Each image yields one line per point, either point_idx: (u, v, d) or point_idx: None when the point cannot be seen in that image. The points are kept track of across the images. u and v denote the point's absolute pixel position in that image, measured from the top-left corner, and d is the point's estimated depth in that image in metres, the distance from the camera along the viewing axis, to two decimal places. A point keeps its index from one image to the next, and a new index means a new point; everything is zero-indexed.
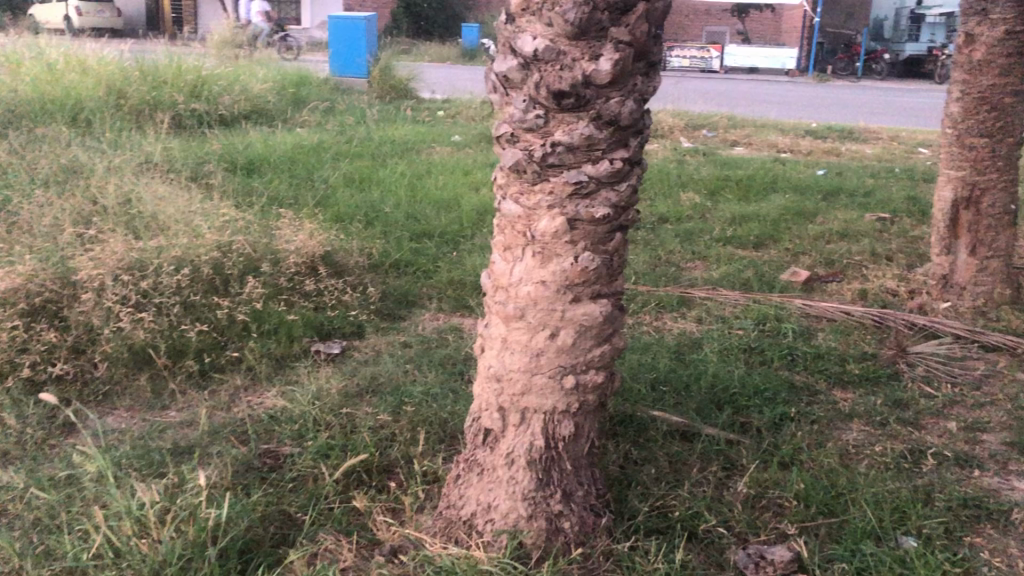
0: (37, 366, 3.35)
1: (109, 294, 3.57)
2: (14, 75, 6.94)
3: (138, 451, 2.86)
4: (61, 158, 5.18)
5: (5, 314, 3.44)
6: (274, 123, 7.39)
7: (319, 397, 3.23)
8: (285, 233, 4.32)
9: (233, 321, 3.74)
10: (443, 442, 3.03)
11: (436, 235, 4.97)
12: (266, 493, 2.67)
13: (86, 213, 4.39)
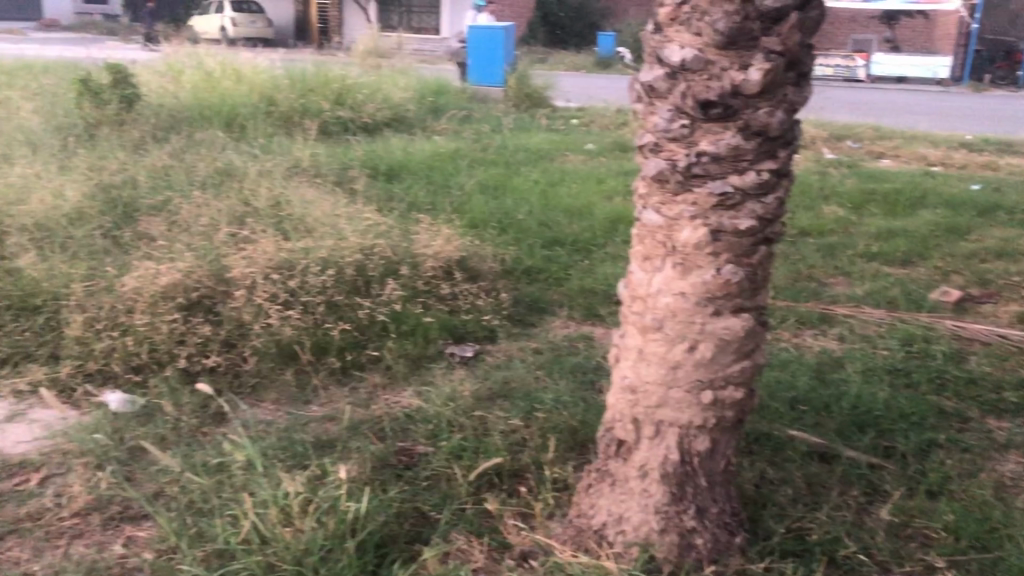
0: (193, 357, 3.56)
1: (260, 292, 3.76)
2: (177, 84, 7.39)
3: (282, 442, 2.99)
4: (218, 162, 5.48)
5: (167, 309, 3.67)
6: (414, 131, 7.59)
7: (453, 398, 3.29)
8: (423, 238, 4.39)
9: (373, 321, 3.86)
10: (574, 450, 3.03)
11: (570, 243, 4.99)
12: (401, 490, 2.75)
13: (239, 213, 4.62)
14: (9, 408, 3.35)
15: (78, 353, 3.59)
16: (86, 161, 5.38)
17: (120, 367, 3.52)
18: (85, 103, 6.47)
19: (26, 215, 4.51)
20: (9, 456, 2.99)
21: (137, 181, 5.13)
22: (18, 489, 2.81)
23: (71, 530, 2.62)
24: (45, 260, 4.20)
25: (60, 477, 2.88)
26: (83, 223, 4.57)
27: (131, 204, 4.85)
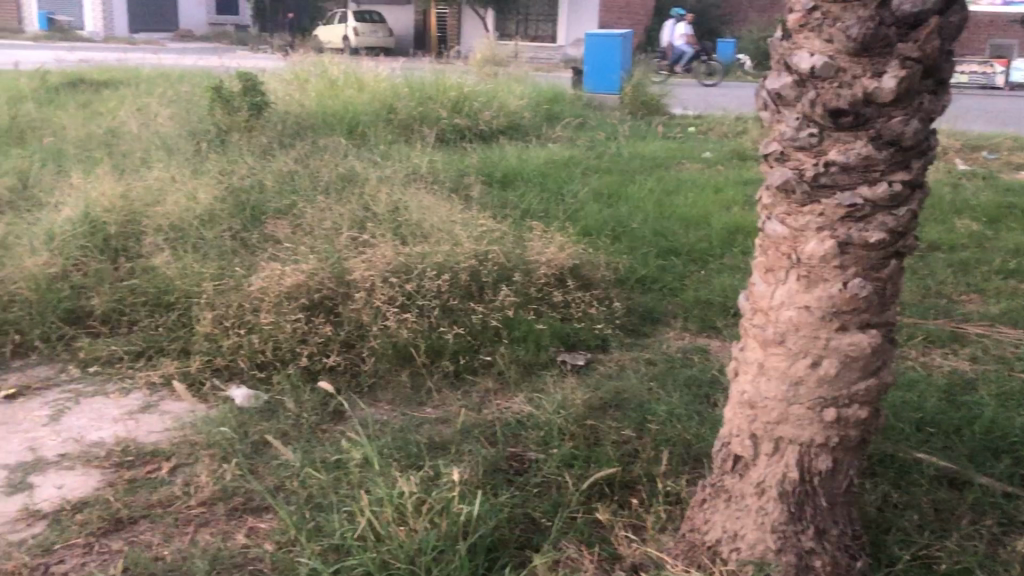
0: (314, 355, 3.68)
1: (379, 294, 3.86)
2: (303, 92, 7.67)
3: (397, 442, 3.05)
4: (339, 168, 5.65)
5: (290, 309, 3.81)
6: (529, 138, 7.63)
7: (565, 406, 3.27)
8: (537, 245, 4.40)
9: (486, 326, 3.89)
10: (687, 464, 2.98)
11: (685, 253, 4.92)
12: (513, 495, 2.77)
13: (359, 218, 4.75)
14: (143, 399, 3.54)
15: (208, 348, 3.76)
16: (218, 166, 5.63)
17: (246, 364, 3.67)
18: (217, 110, 6.77)
19: (162, 217, 4.75)
20: (143, 445, 3.15)
21: (264, 185, 5.34)
22: (150, 476, 2.96)
23: (198, 518, 2.74)
24: (178, 259, 4.42)
25: (188, 467, 3.01)
26: (214, 224, 4.78)
27: (258, 207, 5.04)
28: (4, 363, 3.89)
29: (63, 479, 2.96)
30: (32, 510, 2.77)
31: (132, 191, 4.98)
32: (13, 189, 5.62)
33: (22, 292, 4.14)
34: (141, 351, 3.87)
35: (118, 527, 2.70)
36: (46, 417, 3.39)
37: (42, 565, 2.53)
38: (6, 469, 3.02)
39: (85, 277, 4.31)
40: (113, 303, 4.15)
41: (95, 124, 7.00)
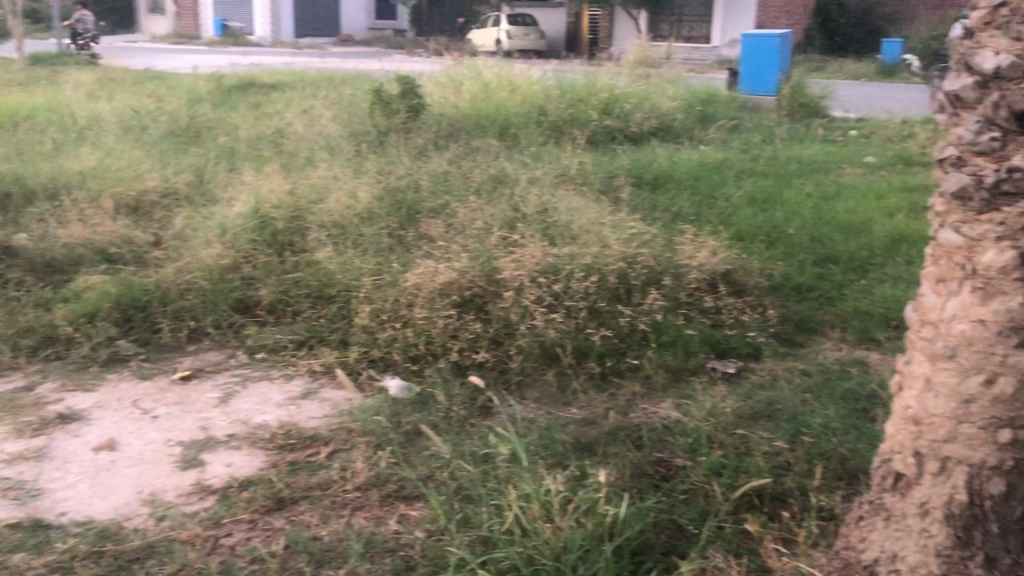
0: (464, 351, 3.77)
1: (527, 294, 3.91)
2: (457, 94, 7.86)
3: (544, 440, 3.09)
4: (491, 169, 5.75)
5: (442, 305, 3.92)
6: (680, 141, 7.53)
7: (714, 414, 3.22)
8: (687, 249, 4.34)
9: (634, 329, 3.88)
10: (842, 480, 2.88)
11: (844, 261, 4.74)
12: (658, 500, 2.75)
13: (510, 218, 4.82)
14: (304, 386, 3.72)
15: (364, 340, 3.92)
16: (377, 166, 5.85)
17: (400, 356, 3.79)
18: (376, 112, 7.02)
19: (325, 215, 4.98)
20: (304, 429, 3.32)
21: (419, 185, 5.50)
22: (310, 459, 3.11)
23: (353, 502, 2.86)
24: (339, 254, 4.62)
25: (344, 453, 3.15)
26: (373, 222, 4.97)
27: (413, 206, 5.19)
28: (180, 346, 4.17)
29: (231, 458, 3.15)
30: (203, 485, 2.97)
31: (298, 189, 5.24)
32: (191, 185, 6.02)
33: (198, 281, 4.44)
34: (303, 341, 4.08)
35: (280, 506, 2.85)
36: (217, 399, 3.62)
37: (212, 536, 2.70)
38: (181, 445, 3.25)
39: (254, 269, 4.57)
40: (278, 294, 4.38)
41: (264, 125, 7.40)
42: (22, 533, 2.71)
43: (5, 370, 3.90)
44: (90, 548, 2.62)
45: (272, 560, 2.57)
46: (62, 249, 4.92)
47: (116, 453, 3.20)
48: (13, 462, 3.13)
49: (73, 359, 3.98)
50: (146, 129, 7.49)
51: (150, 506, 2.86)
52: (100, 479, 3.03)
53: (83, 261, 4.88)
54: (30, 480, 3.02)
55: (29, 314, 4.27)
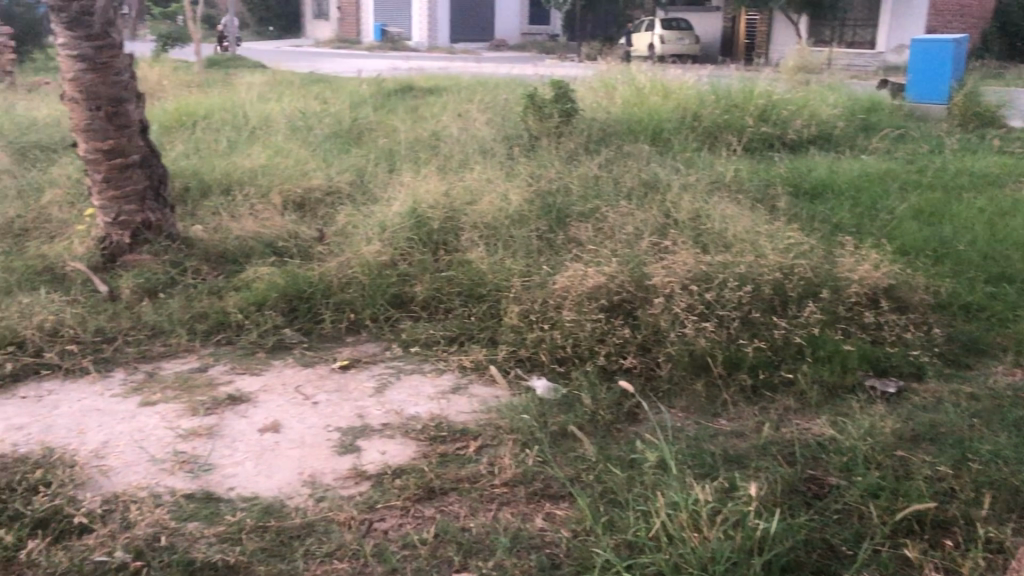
0: (612, 355, 3.77)
1: (678, 301, 3.89)
2: (610, 99, 7.86)
3: (691, 449, 3.06)
4: (643, 174, 5.73)
5: (591, 308, 3.94)
6: (841, 150, 7.25)
7: (872, 434, 3.10)
8: (848, 262, 4.20)
9: (788, 342, 3.79)
10: (1013, 512, 2.71)
11: (1020, 281, 4.45)
12: (810, 518, 2.68)
13: (662, 224, 4.80)
14: (454, 380, 3.83)
15: (513, 340, 3.99)
16: (529, 169, 5.93)
17: (547, 357, 3.84)
18: (530, 116, 7.11)
19: (478, 215, 5.10)
20: (454, 423, 3.41)
21: (570, 188, 5.53)
22: (459, 453, 3.20)
23: (501, 497, 2.92)
24: (491, 255, 4.74)
25: (492, 448, 3.22)
26: (524, 224, 5.04)
27: (564, 209, 5.23)
28: (340, 337, 4.37)
29: (385, 446, 3.28)
30: (359, 470, 3.10)
31: (453, 191, 5.38)
32: (352, 184, 6.28)
33: (358, 276, 4.63)
34: (455, 337, 4.19)
35: (430, 495, 2.94)
36: (373, 388, 3.77)
37: (366, 520, 2.81)
38: (339, 431, 3.40)
39: (409, 267, 4.73)
40: (432, 291, 4.52)
41: (422, 127, 7.64)
42: (195, 503, 2.91)
43: (182, 351, 4.18)
44: (255, 522, 2.78)
45: (423, 547, 2.66)
46: (235, 242, 5.24)
47: (280, 435, 3.39)
48: (188, 438, 3.37)
49: (243, 344, 4.24)
50: (312, 130, 7.86)
51: (310, 487, 3.02)
52: (264, 458, 3.22)
53: (254, 254, 5.18)
54: (203, 455, 3.23)
55: (204, 300, 4.57)
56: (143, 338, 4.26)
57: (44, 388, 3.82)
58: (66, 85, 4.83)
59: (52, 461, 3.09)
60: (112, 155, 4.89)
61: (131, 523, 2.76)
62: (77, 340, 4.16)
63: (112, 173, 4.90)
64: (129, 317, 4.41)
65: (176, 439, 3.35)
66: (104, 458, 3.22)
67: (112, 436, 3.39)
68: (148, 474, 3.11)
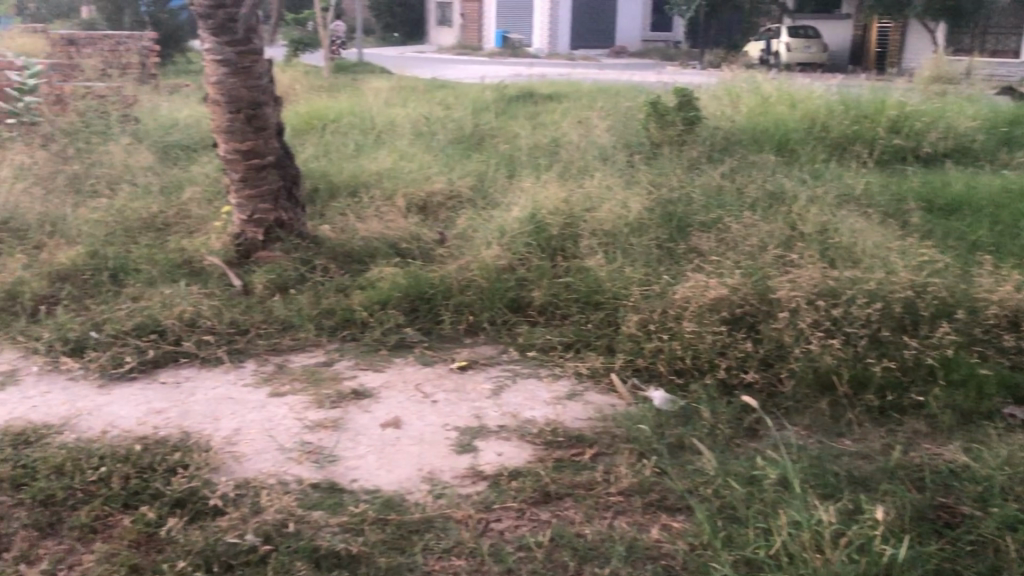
0: (732, 369, 3.72)
1: (803, 316, 3.79)
2: (734, 107, 7.73)
3: (814, 468, 3.00)
4: (768, 185, 5.62)
5: (712, 320, 3.89)
6: (980, 164, 6.91)
7: (1009, 463, 2.96)
8: (986, 282, 4.01)
9: (920, 363, 3.65)
10: None
11: None
12: (941, 548, 2.58)
13: (788, 237, 4.70)
14: (570, 387, 3.84)
15: (631, 349, 3.97)
16: (650, 177, 5.90)
17: (665, 368, 3.81)
18: (651, 124, 7.02)
19: (597, 223, 5.10)
20: (570, 429, 3.43)
21: (691, 198, 5.47)
22: (575, 459, 3.21)
23: (616, 506, 2.92)
24: (609, 263, 4.73)
25: (609, 457, 3.22)
26: (643, 233, 5.02)
27: (684, 219, 5.17)
28: (458, 338, 4.45)
29: (502, 448, 3.32)
30: (477, 470, 3.15)
31: (573, 197, 5.40)
32: (473, 189, 6.39)
33: (476, 279, 4.69)
34: (571, 343, 4.21)
35: (546, 499, 2.97)
36: (490, 390, 3.83)
37: (484, 519, 2.86)
38: (457, 430, 3.47)
39: (528, 271, 4.78)
40: (550, 297, 4.56)
41: (543, 133, 7.69)
42: (320, 493, 3.02)
43: (309, 346, 4.35)
44: (377, 514, 2.86)
45: (538, 550, 2.69)
46: (360, 242, 5.41)
47: (401, 431, 3.48)
48: (314, 429, 3.50)
49: (366, 341, 4.37)
50: (435, 135, 8.02)
51: (429, 484, 3.09)
52: (386, 453, 3.31)
53: (378, 254, 5.33)
54: (329, 446, 3.35)
55: (331, 298, 4.73)
56: (274, 331, 4.44)
57: (182, 375, 4.04)
58: (209, 89, 5.08)
59: (190, 444, 3.27)
60: (250, 156, 5.11)
61: (261, 509, 2.88)
62: (213, 330, 4.37)
63: (249, 173, 5.12)
64: (260, 310, 4.61)
65: (303, 430, 3.49)
66: (236, 445, 3.37)
67: (244, 424, 3.55)
68: (276, 462, 3.24)
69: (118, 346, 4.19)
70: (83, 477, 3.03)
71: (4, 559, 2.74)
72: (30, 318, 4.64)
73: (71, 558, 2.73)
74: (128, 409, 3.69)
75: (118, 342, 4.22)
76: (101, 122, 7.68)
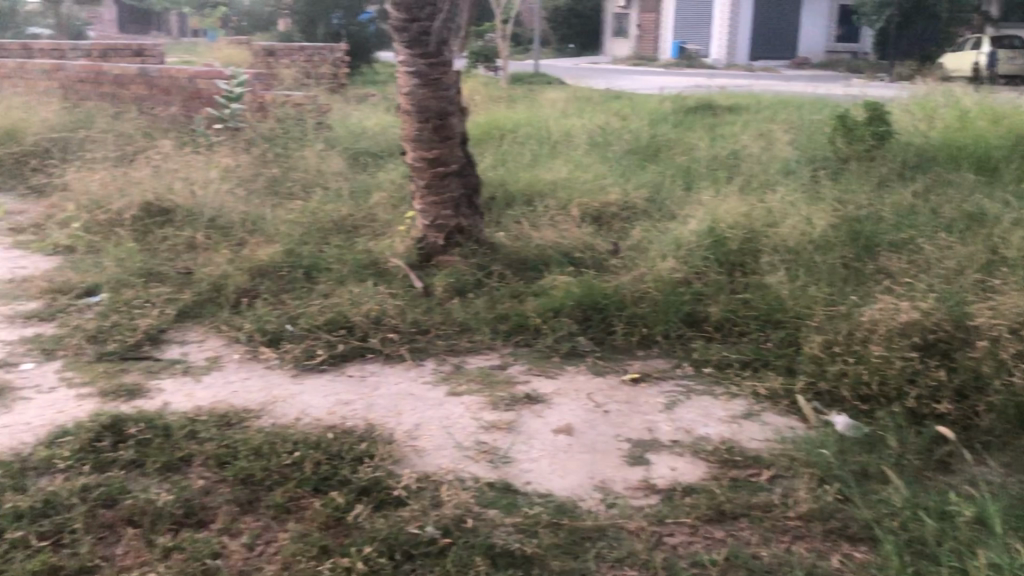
0: (923, 399, 3.54)
1: (1005, 346, 3.56)
2: (929, 121, 7.33)
3: (1014, 511, 2.83)
4: (966, 206, 5.30)
5: (902, 345, 3.71)
6: None
7: None
8: None
9: None
10: None
11: None
12: None
13: (988, 261, 4.42)
14: (746, 406, 3.76)
15: (812, 371, 3.85)
16: (836, 193, 5.68)
17: (849, 393, 3.67)
18: (838, 139, 6.77)
19: (780, 239, 4.97)
20: (746, 449, 3.37)
21: (881, 216, 5.23)
22: (751, 479, 3.15)
23: (795, 530, 2.85)
24: (791, 281, 4.61)
25: (787, 480, 3.13)
26: (828, 251, 4.86)
27: (872, 237, 4.95)
28: (631, 350, 4.44)
29: (675, 463, 3.30)
30: (650, 483, 3.15)
31: (754, 212, 5.29)
32: (648, 201, 6.36)
33: (652, 292, 4.67)
34: (749, 362, 4.13)
35: (721, 518, 2.92)
36: (663, 404, 3.81)
37: (656, 532, 2.86)
38: (629, 442, 3.48)
39: (704, 286, 4.72)
40: (727, 313, 4.48)
41: (722, 145, 7.56)
42: (495, 492, 3.10)
43: (485, 348, 4.48)
44: (550, 519, 2.91)
45: (713, 568, 2.67)
46: (536, 250, 5.51)
47: (573, 438, 3.52)
48: (489, 430, 3.60)
49: (540, 347, 4.44)
50: (611, 145, 8.04)
51: (601, 492, 3.11)
52: (558, 459, 3.36)
53: (553, 263, 5.41)
54: (504, 448, 3.44)
55: (506, 303, 4.84)
56: (452, 333, 4.59)
57: (366, 370, 4.25)
58: (401, 99, 5.31)
59: (374, 437, 3.44)
60: (435, 164, 5.31)
61: (440, 503, 3.00)
62: (396, 329, 4.57)
63: (433, 180, 5.33)
64: (440, 312, 4.78)
65: (479, 430, 3.59)
66: (416, 439, 3.52)
67: (423, 420, 3.70)
68: (454, 459, 3.35)
69: (310, 340, 4.46)
70: (279, 460, 3.25)
71: (209, 529, 2.96)
72: (232, 308, 4.99)
73: (268, 534, 2.93)
74: (318, 399, 3.92)
75: (310, 336, 4.49)
76: (298, 129, 8.17)
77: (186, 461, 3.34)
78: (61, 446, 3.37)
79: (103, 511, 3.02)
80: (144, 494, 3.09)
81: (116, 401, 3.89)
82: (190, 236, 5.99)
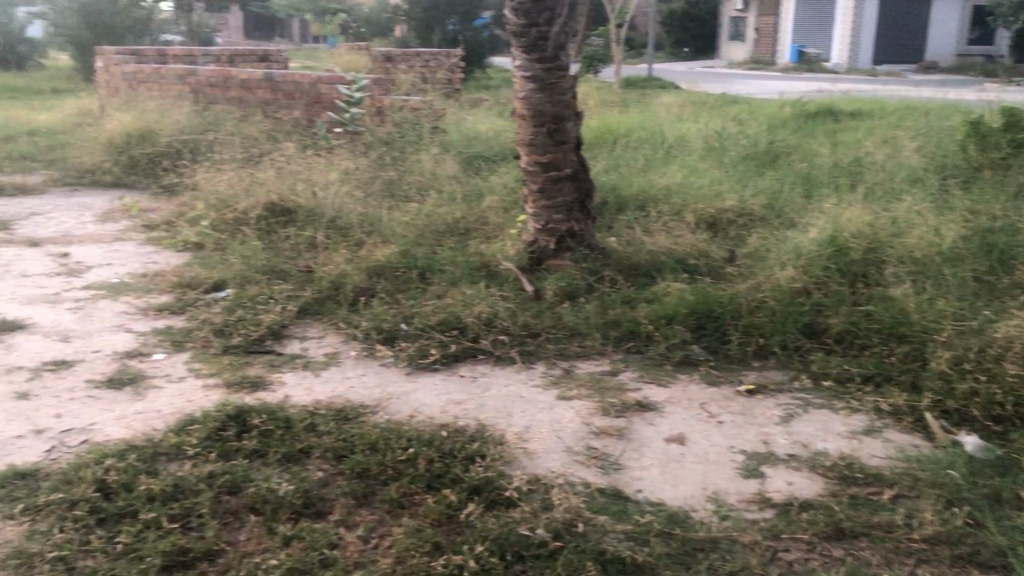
0: None
1: None
2: None
3: None
4: None
5: None
6: None
7: None
8: None
9: None
10: None
11: None
12: None
13: None
14: (867, 422, 3.63)
15: (940, 389, 3.71)
16: (967, 203, 5.43)
17: (979, 413, 3.54)
18: (971, 146, 6.46)
19: (906, 250, 4.78)
20: (867, 465, 3.25)
21: (1017, 228, 4.98)
22: (872, 498, 3.04)
23: (919, 553, 2.74)
24: (918, 294, 4.44)
25: (911, 500, 3.01)
26: (959, 264, 4.67)
27: (1008, 251, 4.74)
28: (745, 360, 4.35)
29: (792, 477, 3.22)
30: (764, 496, 3.08)
31: (879, 221, 5.10)
32: (765, 207, 6.23)
33: (769, 301, 4.56)
34: (871, 376, 3.98)
35: (839, 536, 2.83)
36: (779, 417, 3.71)
37: (771, 547, 2.79)
38: (743, 454, 3.41)
39: (824, 297, 4.58)
40: (848, 325, 4.33)
41: (844, 152, 7.33)
42: (606, 498, 3.09)
43: (596, 354, 4.47)
44: (662, 527, 2.88)
45: None
46: (649, 256, 5.46)
47: (685, 447, 3.48)
48: (599, 435, 3.59)
49: (651, 355, 4.40)
50: (727, 151, 7.89)
51: (714, 503, 3.06)
52: (670, 468, 3.32)
53: (667, 269, 5.36)
54: (615, 454, 3.42)
55: (618, 309, 4.81)
56: (563, 337, 4.60)
57: (478, 371, 4.30)
58: (517, 103, 5.36)
59: (486, 437, 3.47)
60: (549, 168, 5.33)
61: (550, 506, 3.01)
62: (508, 331, 4.61)
63: (547, 184, 5.35)
64: (551, 315, 4.79)
65: (589, 435, 3.59)
66: (528, 441, 3.54)
67: (534, 423, 3.72)
68: (564, 463, 3.36)
69: (424, 340, 4.54)
70: (394, 456, 3.32)
71: (327, 520, 3.04)
72: (350, 306, 5.13)
73: (382, 527, 2.99)
74: (431, 398, 3.98)
75: (424, 336, 4.57)
76: (415, 132, 8.34)
77: (305, 453, 3.44)
78: (189, 433, 3.53)
79: (228, 497, 3.15)
80: (266, 483, 3.21)
81: (241, 392, 4.05)
82: (311, 236, 6.19)
